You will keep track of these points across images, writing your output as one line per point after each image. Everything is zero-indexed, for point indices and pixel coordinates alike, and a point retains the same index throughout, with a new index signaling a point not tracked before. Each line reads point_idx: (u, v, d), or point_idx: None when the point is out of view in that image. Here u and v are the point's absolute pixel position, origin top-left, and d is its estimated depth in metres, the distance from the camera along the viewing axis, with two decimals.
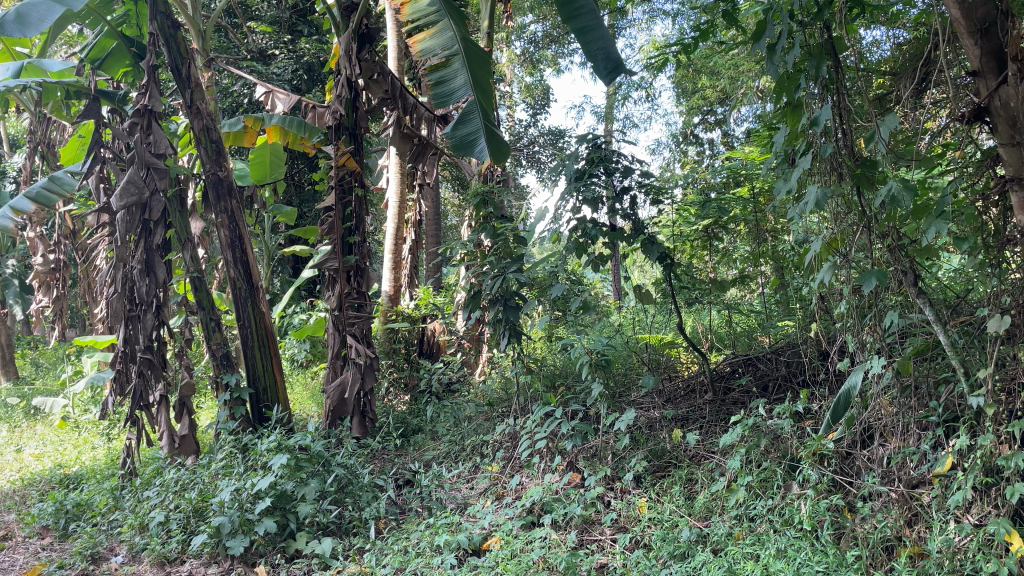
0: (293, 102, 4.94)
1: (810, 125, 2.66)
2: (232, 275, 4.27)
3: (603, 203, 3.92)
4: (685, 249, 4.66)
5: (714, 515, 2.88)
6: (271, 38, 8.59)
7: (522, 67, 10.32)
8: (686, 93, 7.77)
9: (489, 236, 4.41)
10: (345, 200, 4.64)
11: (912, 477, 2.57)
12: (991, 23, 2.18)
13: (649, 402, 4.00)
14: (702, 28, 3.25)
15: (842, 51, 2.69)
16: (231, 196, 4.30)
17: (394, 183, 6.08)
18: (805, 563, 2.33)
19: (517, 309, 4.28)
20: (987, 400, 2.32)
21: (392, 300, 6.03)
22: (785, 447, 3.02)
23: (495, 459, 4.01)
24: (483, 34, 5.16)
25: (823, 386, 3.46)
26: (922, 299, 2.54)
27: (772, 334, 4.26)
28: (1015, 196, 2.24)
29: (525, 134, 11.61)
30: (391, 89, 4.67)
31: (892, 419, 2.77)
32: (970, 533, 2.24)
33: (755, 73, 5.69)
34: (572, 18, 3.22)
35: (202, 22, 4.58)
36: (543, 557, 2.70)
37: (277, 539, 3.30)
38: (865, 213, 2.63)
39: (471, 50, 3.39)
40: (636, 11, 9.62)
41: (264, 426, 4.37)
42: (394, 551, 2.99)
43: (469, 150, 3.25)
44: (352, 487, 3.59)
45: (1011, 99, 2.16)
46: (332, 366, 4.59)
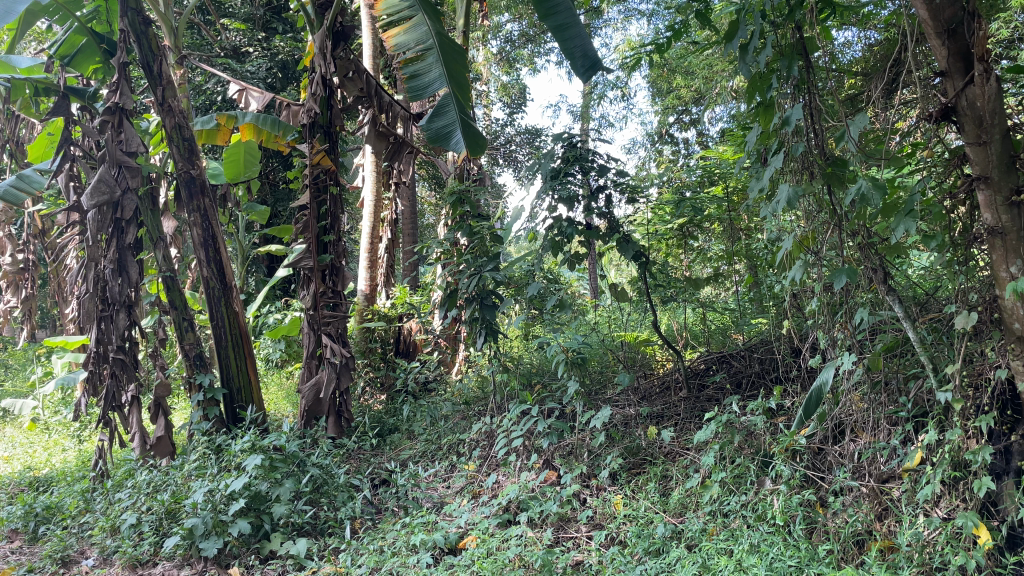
0: (266, 100, 4.89)
1: (782, 125, 2.69)
2: (205, 275, 4.22)
3: (579, 202, 3.92)
4: (660, 248, 4.72)
5: (689, 511, 2.91)
6: (245, 35, 8.52)
7: (499, 65, 10.34)
8: (659, 93, 7.83)
9: (466, 235, 4.42)
10: (320, 199, 4.61)
11: (882, 472, 2.62)
12: (958, 24, 2.20)
13: (624, 399, 4.05)
14: (676, 28, 3.26)
15: (814, 52, 2.72)
16: (204, 194, 4.26)
17: (370, 182, 6.06)
18: (777, 557, 2.35)
19: (493, 308, 4.27)
20: (954, 395, 2.36)
21: (367, 299, 5.99)
22: (758, 443, 3.05)
23: (471, 458, 4.00)
24: (458, 33, 5.15)
25: (795, 382, 3.51)
26: (891, 296, 2.58)
27: (746, 331, 4.31)
28: (981, 195, 2.28)
29: (501, 133, 11.63)
30: (367, 87, 4.66)
31: (862, 415, 2.81)
32: (939, 526, 2.28)
33: (728, 74, 5.75)
34: (548, 16, 3.21)
35: (173, 19, 4.52)
36: (519, 555, 2.70)
37: (251, 540, 3.27)
38: (836, 212, 2.67)
39: (445, 45, 3.39)
40: (611, 11, 9.68)
41: (238, 426, 4.32)
42: (369, 551, 2.98)
43: (445, 143, 3.26)
44: (327, 488, 3.58)
45: (977, 100, 2.20)
46: (307, 366, 4.55)
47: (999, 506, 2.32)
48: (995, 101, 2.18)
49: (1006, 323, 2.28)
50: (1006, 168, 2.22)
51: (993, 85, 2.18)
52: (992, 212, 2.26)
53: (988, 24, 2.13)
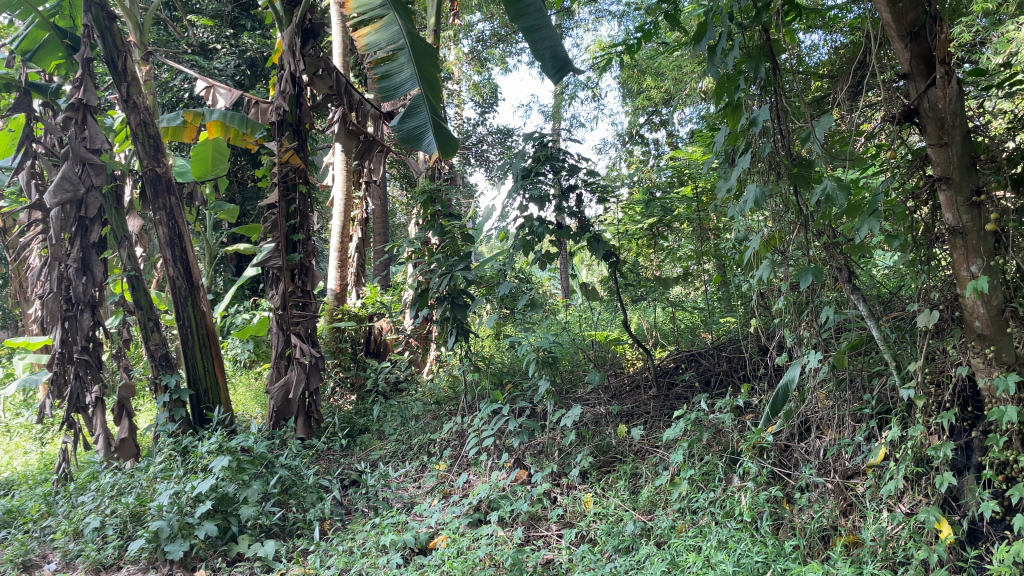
0: (234, 98, 4.83)
1: (749, 125, 2.72)
2: (171, 274, 4.17)
3: (550, 201, 3.93)
4: (630, 248, 4.75)
5: (658, 508, 2.94)
6: (212, 32, 8.42)
7: (470, 64, 10.33)
8: (630, 94, 7.87)
9: (437, 234, 4.41)
10: (289, 197, 4.58)
11: (846, 469, 2.66)
12: (920, 27, 2.24)
13: (595, 398, 4.08)
14: (646, 29, 3.28)
15: (780, 54, 2.75)
16: (170, 192, 4.20)
17: (340, 180, 6.02)
18: (745, 553, 2.38)
19: (464, 308, 4.27)
20: (917, 393, 2.41)
21: (337, 299, 5.95)
22: (726, 441, 3.09)
23: (441, 457, 4.00)
24: (429, 31, 5.13)
25: (762, 380, 3.55)
26: (856, 295, 2.63)
27: (714, 330, 4.36)
28: (942, 195, 2.33)
29: (472, 132, 11.62)
30: (337, 85, 4.63)
31: (828, 412, 2.85)
32: (902, 521, 2.32)
33: (697, 75, 5.80)
34: (518, 17, 3.21)
35: (139, 15, 4.45)
36: (489, 554, 2.70)
37: (218, 542, 3.22)
38: (802, 211, 2.70)
39: (416, 45, 3.37)
40: (582, 11, 9.71)
41: (205, 427, 4.26)
42: (339, 552, 2.97)
43: (417, 144, 3.23)
44: (295, 489, 3.56)
45: (938, 102, 2.24)
46: (276, 367, 4.50)
47: (960, 501, 2.36)
48: (956, 103, 2.23)
49: (966, 321, 2.33)
50: (966, 169, 2.27)
51: (955, 87, 2.22)
52: (953, 212, 2.30)
53: (950, 28, 2.16)
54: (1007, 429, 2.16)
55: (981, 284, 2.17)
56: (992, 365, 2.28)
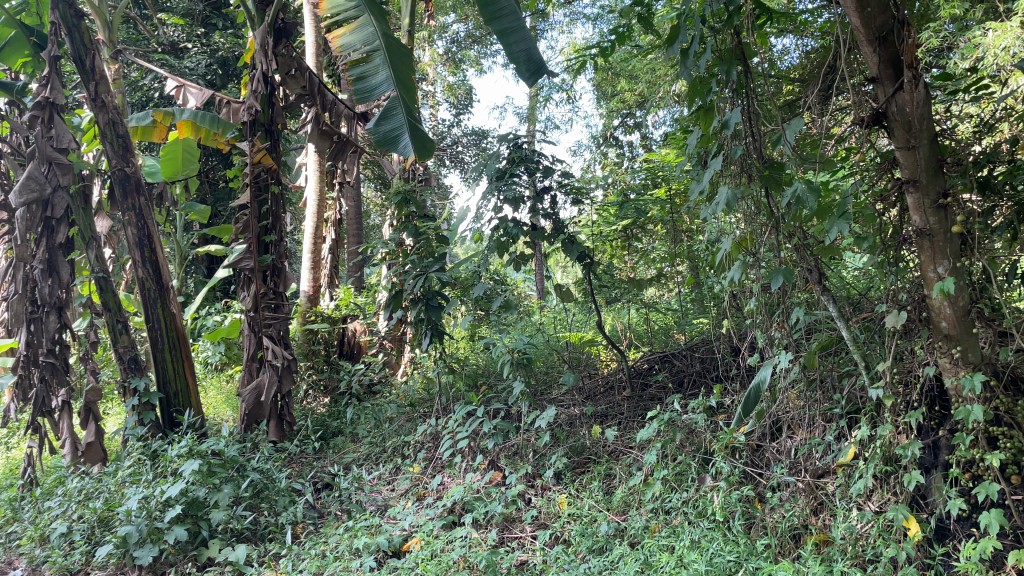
0: (205, 97, 4.78)
1: (721, 129, 2.74)
2: (140, 275, 4.11)
3: (524, 203, 3.93)
4: (604, 250, 4.77)
5: (631, 509, 2.95)
6: (183, 30, 8.33)
7: (445, 66, 10.32)
8: (604, 97, 7.91)
9: (411, 235, 4.38)
10: (261, 198, 4.54)
11: (817, 468, 2.69)
12: (888, 32, 2.26)
13: (569, 399, 4.09)
14: (620, 32, 3.30)
15: (751, 57, 2.77)
16: (139, 193, 4.14)
17: (313, 181, 5.98)
18: (717, 553, 2.39)
19: (439, 309, 4.25)
20: (886, 392, 2.44)
21: (310, 300, 5.91)
22: (699, 441, 3.12)
23: (416, 459, 3.99)
24: (404, 33, 5.11)
25: (734, 380, 3.59)
26: (826, 296, 2.66)
27: (687, 331, 4.39)
28: (910, 197, 2.35)
29: (447, 133, 11.60)
30: (309, 85, 4.60)
31: (798, 412, 2.88)
32: (871, 519, 2.35)
33: (670, 78, 5.84)
34: (493, 19, 3.19)
35: (108, 12, 4.39)
36: (463, 556, 2.69)
37: (188, 547, 3.16)
38: (773, 213, 2.72)
39: (392, 46, 3.35)
40: (557, 14, 9.74)
41: (175, 431, 4.20)
42: (311, 555, 2.94)
43: (393, 146, 3.22)
44: (267, 492, 3.54)
45: (906, 105, 2.26)
46: (247, 369, 4.46)
47: (927, 499, 2.40)
48: (923, 107, 2.25)
49: (934, 322, 2.36)
50: (933, 172, 2.30)
51: (922, 90, 2.25)
52: (921, 214, 2.34)
53: (917, 33, 2.19)
54: (973, 428, 2.20)
55: (948, 285, 2.20)
56: (958, 365, 2.32)
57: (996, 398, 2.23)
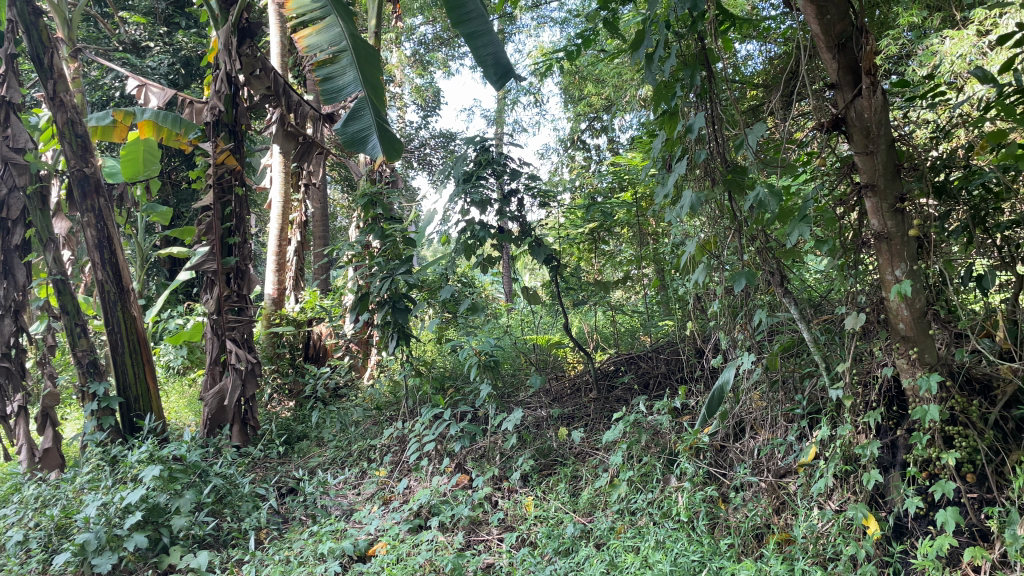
0: (167, 97, 4.71)
1: (685, 133, 2.77)
2: (99, 277, 4.03)
3: (491, 205, 3.93)
4: (571, 252, 4.80)
5: (597, 510, 2.96)
6: (145, 29, 8.20)
7: (412, 68, 10.29)
8: (571, 100, 7.95)
9: (378, 237, 4.36)
10: (224, 199, 4.48)
11: (780, 468, 2.72)
12: (847, 39, 2.29)
13: (536, 401, 4.11)
14: (585, 36, 3.32)
15: (714, 62, 2.81)
16: (99, 193, 4.05)
17: (278, 183, 5.92)
18: (681, 553, 2.41)
19: (406, 312, 4.22)
20: (845, 393, 2.49)
21: (275, 303, 5.85)
22: (663, 442, 3.15)
23: (382, 463, 3.97)
24: (370, 34, 5.09)
25: (699, 381, 3.63)
26: (787, 298, 2.70)
27: (653, 333, 4.43)
28: (869, 201, 2.40)
29: (415, 135, 11.56)
30: (273, 86, 4.55)
31: (761, 412, 2.92)
32: (831, 518, 2.38)
33: (636, 82, 5.89)
34: (460, 22, 3.17)
35: (67, 10, 4.31)
36: (429, 559, 2.68)
37: (149, 555, 3.08)
38: (736, 217, 2.76)
39: (359, 47, 3.33)
40: (524, 18, 9.77)
41: (135, 436, 4.12)
42: (275, 561, 2.90)
43: (361, 147, 3.20)
44: (230, 498, 3.50)
45: (864, 111, 2.30)
46: (210, 373, 4.40)
47: (886, 497, 2.44)
48: (881, 113, 2.28)
49: (891, 323, 2.41)
50: (891, 177, 2.34)
51: (879, 98, 2.28)
52: (879, 218, 2.38)
53: (875, 41, 2.22)
54: (929, 428, 2.25)
55: (905, 287, 2.24)
56: (915, 365, 2.36)
57: (951, 398, 2.29)
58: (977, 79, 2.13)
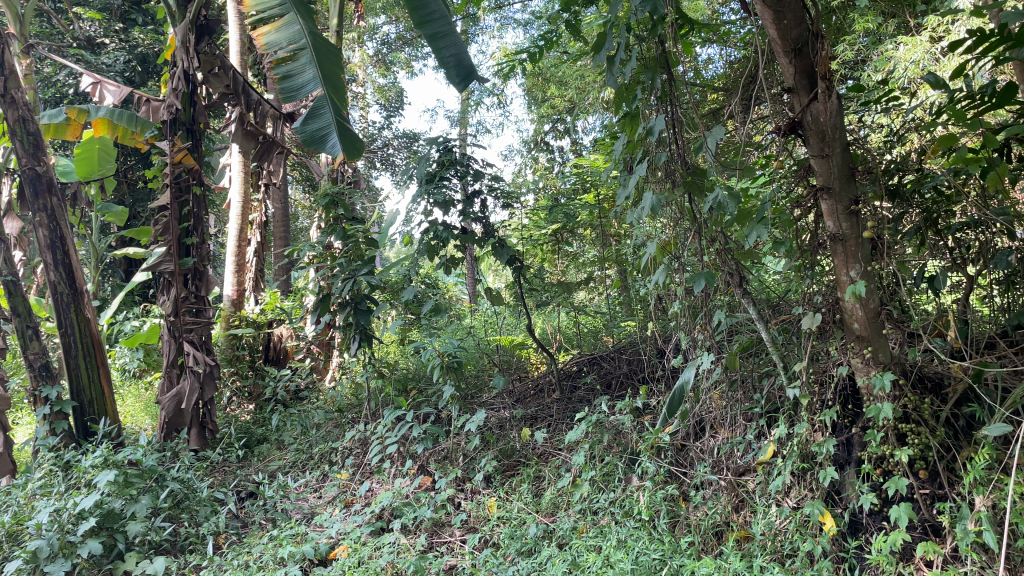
0: (123, 95, 4.61)
1: (646, 135, 2.79)
2: (52, 279, 3.94)
3: (454, 206, 3.92)
4: (535, 254, 4.81)
5: (560, 510, 2.97)
6: (100, 26, 8.02)
7: (375, 67, 10.24)
8: (534, 102, 7.97)
9: (339, 238, 4.31)
10: (182, 199, 4.41)
11: (738, 466, 2.76)
12: (803, 44, 2.32)
13: (499, 402, 4.11)
14: (548, 39, 3.33)
15: (675, 66, 2.83)
16: (51, 193, 3.95)
17: (237, 182, 5.84)
18: (642, 551, 2.43)
19: (368, 313, 4.19)
20: (802, 391, 2.53)
21: (234, 305, 5.77)
22: (625, 441, 3.17)
23: (343, 466, 3.94)
24: (332, 33, 5.04)
25: (660, 381, 3.67)
26: (746, 299, 2.74)
27: (615, 333, 4.47)
28: (825, 204, 2.43)
29: (378, 135, 11.49)
30: (233, 84, 4.48)
31: (720, 412, 2.96)
32: (789, 515, 2.42)
33: (599, 84, 5.93)
34: (423, 23, 3.15)
35: (19, 5, 4.20)
36: (392, 562, 2.67)
37: (103, 561, 3.00)
38: (696, 218, 2.79)
39: (319, 45, 3.30)
40: (488, 19, 9.77)
41: (89, 441, 4.02)
42: (233, 566, 2.86)
43: (321, 146, 3.16)
44: (187, 503, 3.45)
45: (820, 115, 2.33)
46: (167, 376, 4.32)
47: (842, 494, 2.48)
48: (836, 117, 2.32)
49: (846, 323, 2.46)
50: (846, 180, 2.38)
51: (834, 102, 2.31)
52: (834, 220, 2.41)
53: (830, 46, 2.26)
54: (883, 425, 2.30)
55: (859, 288, 2.28)
56: (869, 364, 2.41)
57: (904, 396, 2.34)
58: (929, 84, 2.18)
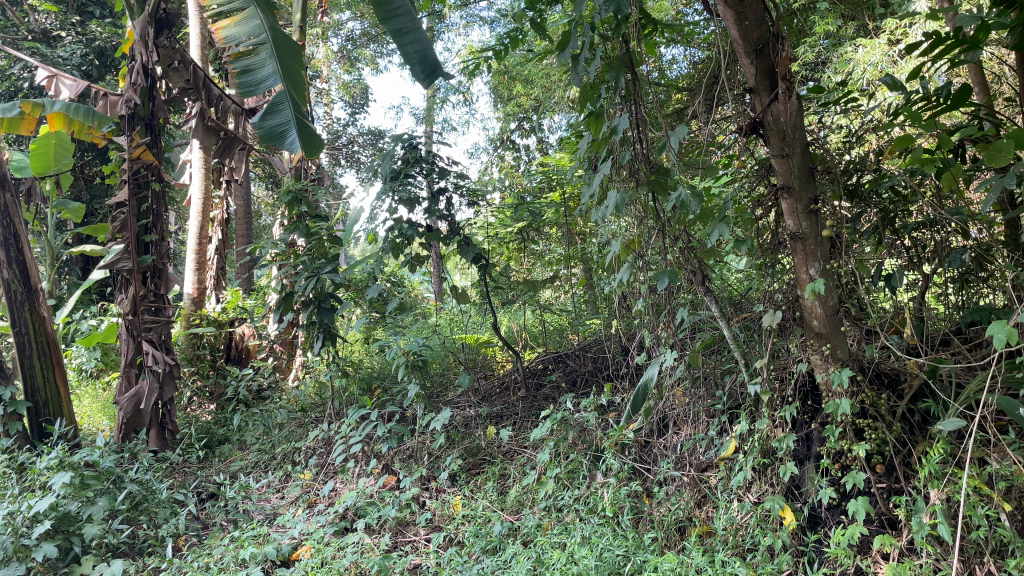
0: (80, 89, 4.50)
1: (610, 134, 2.81)
2: (6, 277, 3.84)
3: (419, 203, 3.90)
4: (501, 252, 4.81)
5: (525, 508, 2.98)
6: (56, 18, 7.84)
7: (340, 63, 10.15)
8: (500, 100, 7.98)
9: (303, 236, 4.26)
10: (141, 195, 4.33)
11: (701, 462, 2.79)
12: (764, 45, 2.35)
13: (465, 400, 4.10)
14: (514, 36, 3.34)
15: (639, 66, 2.84)
16: (5, 189, 3.86)
17: (198, 179, 5.74)
18: (606, 548, 2.45)
19: (332, 311, 4.15)
20: (763, 388, 2.57)
21: (195, 303, 5.68)
22: (590, 439, 3.19)
23: (307, 466, 3.91)
24: (296, 28, 4.97)
25: (624, 378, 3.69)
26: (708, 297, 2.77)
27: (580, 331, 4.49)
28: (785, 203, 2.46)
29: (343, 133, 11.40)
30: (193, 79, 4.44)
31: (684, 409, 2.98)
32: (750, 510, 2.45)
33: (564, 83, 5.96)
34: (387, 18, 3.11)
35: None
36: (355, 562, 2.65)
37: (59, 565, 2.93)
38: (659, 216, 2.81)
39: (280, 40, 3.26)
40: (453, 16, 9.75)
41: (44, 443, 3.94)
42: (192, 569, 2.82)
43: (279, 142, 3.12)
44: (146, 505, 3.39)
45: (780, 115, 2.36)
46: (125, 376, 4.24)
47: (801, 489, 2.52)
48: (796, 117, 2.36)
49: (806, 320, 2.49)
50: (805, 179, 2.42)
51: (794, 102, 2.35)
52: (794, 219, 2.45)
53: (790, 47, 2.29)
54: (841, 421, 2.33)
55: (819, 285, 2.32)
56: (828, 361, 2.46)
57: (862, 392, 2.38)
58: (887, 87, 2.22)
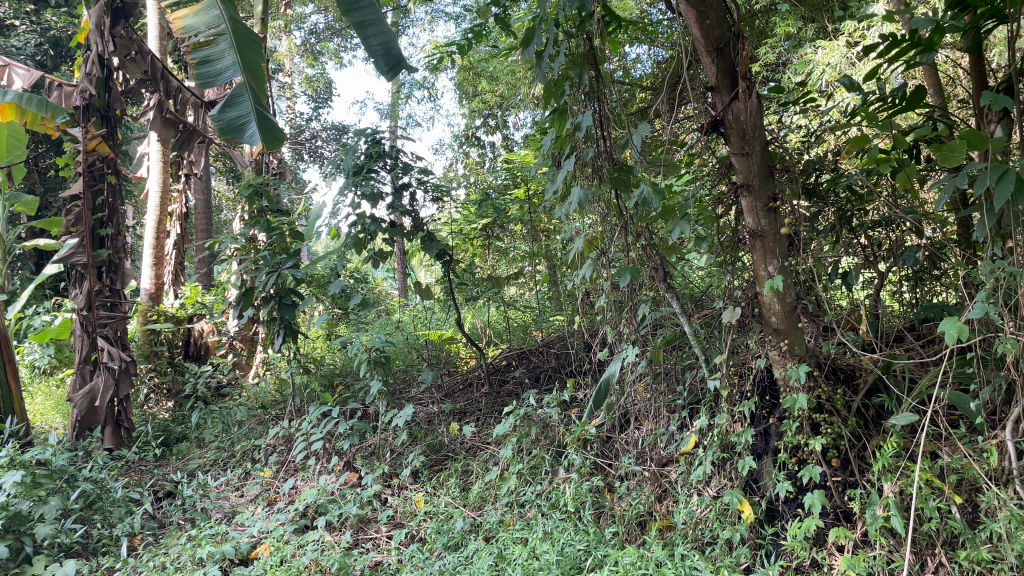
0: (32, 79, 4.37)
1: (574, 130, 2.82)
2: None
3: (383, 199, 3.87)
4: (466, 248, 4.80)
5: (487, 504, 2.98)
6: (9, 6, 7.62)
7: (303, 57, 10.03)
8: (465, 96, 7.95)
9: (263, 231, 4.20)
10: (96, 188, 4.25)
11: (661, 457, 2.83)
12: (725, 44, 2.38)
13: (427, 396, 4.08)
14: (478, 31, 3.31)
15: (603, 63, 2.85)
16: None
17: (155, 172, 5.63)
18: (567, 542, 2.46)
19: (293, 308, 4.10)
20: (723, 383, 2.60)
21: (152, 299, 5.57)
22: (553, 434, 3.21)
23: (267, 464, 3.86)
24: (257, 20, 4.89)
25: (586, 375, 3.71)
26: (670, 293, 2.79)
27: (544, 328, 4.50)
28: (745, 200, 2.49)
29: (306, 127, 11.28)
30: (151, 70, 4.36)
31: (645, 404, 3.01)
32: (709, 504, 2.48)
33: (529, 80, 5.95)
34: (349, 10, 3.08)
35: None
36: (315, 560, 2.62)
37: (9, 566, 2.85)
38: (622, 213, 2.83)
39: (239, 31, 3.21)
40: (419, 11, 9.69)
41: None
42: (148, 568, 2.77)
43: (239, 134, 3.07)
44: (101, 504, 3.32)
45: (740, 114, 2.39)
46: (79, 373, 4.14)
47: (759, 482, 2.56)
48: (756, 116, 2.38)
49: (764, 317, 2.53)
50: (764, 177, 2.45)
51: (754, 101, 2.37)
52: (753, 217, 2.48)
53: (750, 47, 2.32)
54: (798, 415, 2.37)
55: (777, 282, 2.36)
56: (786, 357, 2.49)
57: (818, 387, 2.43)
58: (844, 87, 2.26)
